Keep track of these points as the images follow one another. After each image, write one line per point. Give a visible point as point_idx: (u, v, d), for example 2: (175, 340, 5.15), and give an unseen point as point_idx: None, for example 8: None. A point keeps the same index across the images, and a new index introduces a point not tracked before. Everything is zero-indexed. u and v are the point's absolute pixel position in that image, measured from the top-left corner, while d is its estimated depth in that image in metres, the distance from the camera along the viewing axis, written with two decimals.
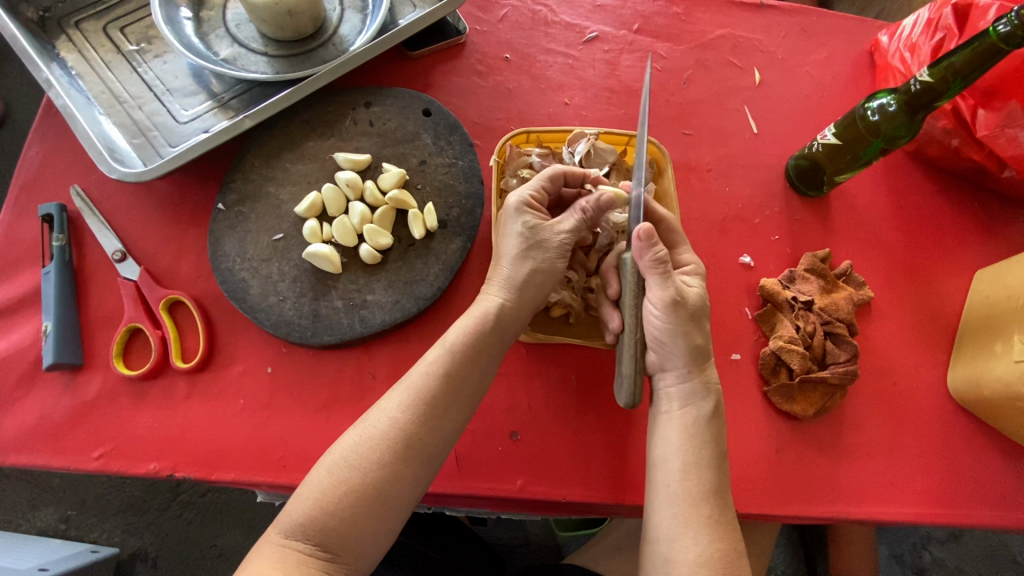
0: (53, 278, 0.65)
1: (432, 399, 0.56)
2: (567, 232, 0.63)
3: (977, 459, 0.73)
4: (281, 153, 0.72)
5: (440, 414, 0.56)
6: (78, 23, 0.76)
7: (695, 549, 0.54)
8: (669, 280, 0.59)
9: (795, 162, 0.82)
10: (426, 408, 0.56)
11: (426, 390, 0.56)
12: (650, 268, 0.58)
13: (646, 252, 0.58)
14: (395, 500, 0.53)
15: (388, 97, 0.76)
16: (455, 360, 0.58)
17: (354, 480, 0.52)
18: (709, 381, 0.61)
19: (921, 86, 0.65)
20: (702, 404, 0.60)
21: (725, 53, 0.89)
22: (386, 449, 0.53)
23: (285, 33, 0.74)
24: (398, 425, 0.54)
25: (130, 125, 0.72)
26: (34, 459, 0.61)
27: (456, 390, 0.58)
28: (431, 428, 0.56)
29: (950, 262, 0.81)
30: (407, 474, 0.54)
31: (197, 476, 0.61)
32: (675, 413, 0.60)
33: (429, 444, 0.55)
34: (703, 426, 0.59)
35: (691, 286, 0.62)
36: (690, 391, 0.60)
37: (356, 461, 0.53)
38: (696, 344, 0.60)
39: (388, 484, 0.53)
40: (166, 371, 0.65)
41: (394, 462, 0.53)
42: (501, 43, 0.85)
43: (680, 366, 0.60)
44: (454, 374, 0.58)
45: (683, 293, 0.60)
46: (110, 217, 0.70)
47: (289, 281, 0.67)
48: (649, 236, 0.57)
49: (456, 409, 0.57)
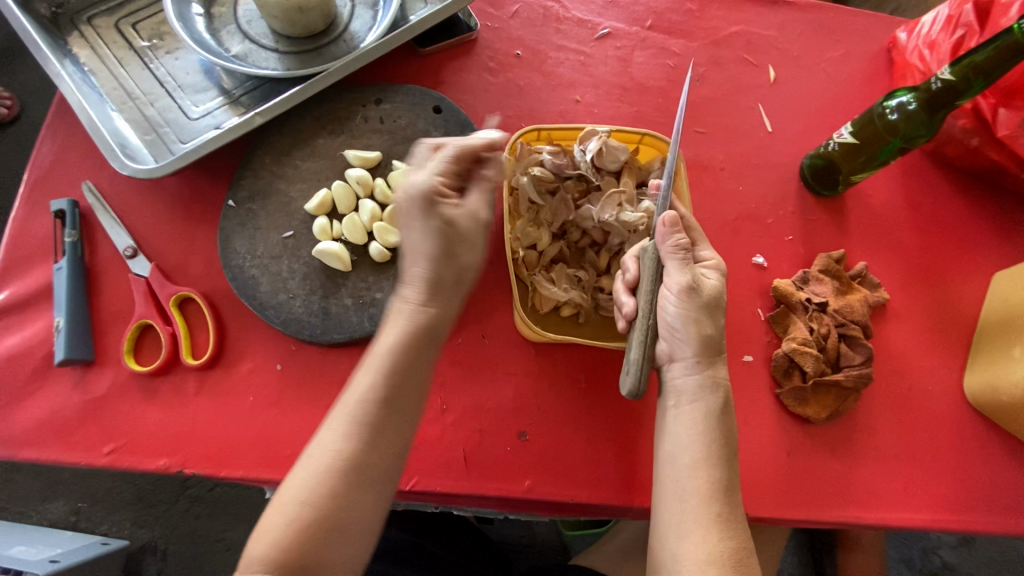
0: (65, 273, 0.66)
1: (380, 390, 0.54)
2: (479, 212, 0.61)
3: (994, 465, 0.72)
4: (292, 151, 0.72)
5: (392, 402, 0.55)
6: (90, 19, 0.76)
7: (703, 548, 0.53)
8: (689, 266, 0.58)
9: (810, 161, 0.81)
10: (375, 400, 0.54)
11: (374, 384, 0.54)
12: (672, 253, 0.59)
13: (669, 237, 0.58)
14: (366, 496, 0.52)
15: (399, 94, 0.75)
16: (395, 352, 0.56)
17: (320, 485, 0.51)
18: (718, 376, 0.60)
19: (942, 84, 0.64)
20: (712, 399, 0.59)
21: (739, 50, 0.88)
22: (349, 450, 0.52)
23: (297, 29, 0.74)
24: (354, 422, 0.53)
25: (142, 121, 0.72)
26: (46, 454, 0.62)
27: (406, 381, 0.56)
28: (382, 417, 0.54)
29: (967, 264, 0.80)
30: (373, 468, 0.53)
31: (207, 473, 0.61)
32: (684, 408, 0.59)
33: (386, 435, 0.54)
34: (713, 421, 0.58)
35: (709, 278, 0.61)
36: (699, 385, 0.59)
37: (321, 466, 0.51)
38: (708, 335, 0.59)
39: (355, 480, 0.52)
40: (176, 367, 0.65)
41: (355, 458, 0.52)
42: (512, 39, 0.84)
43: (689, 355, 0.59)
44: (401, 363, 0.56)
45: (700, 281, 0.59)
46: (122, 214, 0.70)
47: (299, 279, 0.66)
48: (674, 223, 0.59)
49: (411, 396, 0.56)
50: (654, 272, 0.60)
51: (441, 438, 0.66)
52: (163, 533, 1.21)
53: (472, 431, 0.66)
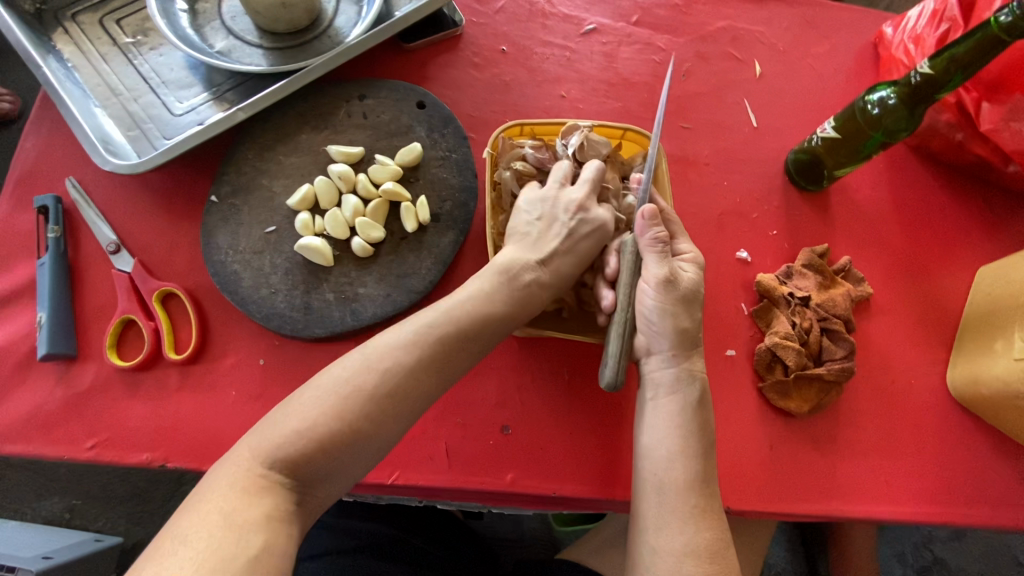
0: (48, 269, 0.66)
1: (439, 345, 0.53)
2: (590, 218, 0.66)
3: (977, 458, 0.72)
4: (274, 146, 0.72)
5: (444, 361, 0.53)
6: (74, 15, 0.76)
7: (680, 539, 0.53)
8: (666, 259, 0.59)
9: (795, 156, 0.81)
10: (430, 353, 0.52)
11: (435, 338, 0.53)
12: (650, 246, 0.59)
13: (648, 231, 0.59)
14: (379, 442, 0.49)
15: (382, 90, 0.75)
16: (477, 307, 0.56)
17: (343, 416, 0.47)
18: (694, 369, 0.60)
19: (921, 78, 0.63)
20: (689, 391, 0.59)
21: (725, 45, 0.88)
22: (386, 391, 0.49)
23: (280, 24, 0.74)
24: (402, 369, 0.51)
25: (125, 117, 0.72)
26: (29, 449, 0.62)
27: (455, 353, 0.54)
28: (434, 375, 0.53)
29: (951, 258, 0.80)
30: (400, 419, 0.50)
31: (189, 467, 0.62)
32: (661, 401, 0.59)
33: (426, 395, 0.52)
34: (689, 413, 0.58)
35: (686, 272, 0.62)
36: (676, 378, 0.59)
37: (352, 394, 0.48)
38: (685, 328, 0.59)
39: (381, 425, 0.49)
40: (159, 362, 0.65)
41: (393, 401, 0.50)
42: (497, 35, 0.84)
43: (666, 349, 0.60)
44: (470, 324, 0.55)
45: (677, 275, 0.60)
46: (105, 209, 0.70)
47: (281, 274, 0.67)
48: (654, 216, 0.59)
49: (434, 374, 0.53)
50: (632, 265, 0.60)
51: (423, 432, 0.66)
52: (156, 529, 1.22)
53: (455, 425, 0.67)
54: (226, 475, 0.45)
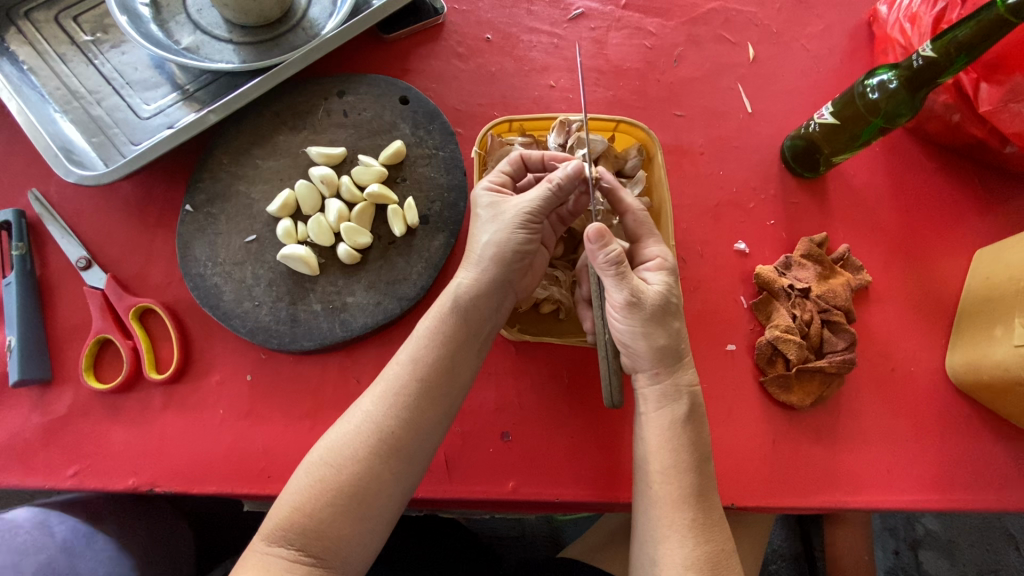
0: (14, 288, 0.62)
1: (410, 395, 0.54)
2: (528, 203, 0.57)
3: (977, 443, 0.72)
4: (251, 149, 0.68)
5: (421, 408, 0.54)
6: (28, 13, 0.71)
7: (681, 552, 0.52)
8: (626, 279, 0.55)
9: (791, 142, 0.79)
10: (401, 403, 0.53)
11: (403, 387, 0.54)
12: (605, 269, 0.55)
13: (599, 253, 0.54)
14: (377, 503, 0.51)
15: (363, 85, 0.71)
16: (436, 350, 0.56)
17: (332, 481, 0.50)
18: (681, 383, 0.58)
19: (923, 62, 0.61)
20: (676, 407, 0.57)
21: (717, 27, 0.85)
22: (367, 450, 0.52)
23: (250, 17, 0.69)
24: (375, 425, 0.52)
25: (89, 123, 0.67)
26: (9, 478, 0.59)
27: (429, 401, 0.54)
28: (408, 422, 0.53)
29: (948, 243, 0.79)
30: (388, 474, 0.52)
31: (179, 491, 0.59)
32: (651, 415, 0.58)
33: (413, 446, 0.53)
34: (679, 429, 0.56)
35: (652, 283, 0.58)
36: (662, 393, 0.58)
37: (337, 460, 0.51)
38: (661, 345, 0.57)
39: (367, 485, 0.51)
40: (140, 382, 0.62)
41: (373, 459, 0.51)
42: (481, 22, 0.80)
43: (648, 367, 0.58)
44: (435, 369, 0.55)
45: (642, 292, 0.56)
46: (73, 223, 0.67)
47: (264, 285, 0.64)
48: (602, 235, 0.54)
49: (414, 424, 0.53)
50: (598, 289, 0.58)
51: None
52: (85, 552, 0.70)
53: (453, 434, 0.65)
54: (251, 559, 0.49)
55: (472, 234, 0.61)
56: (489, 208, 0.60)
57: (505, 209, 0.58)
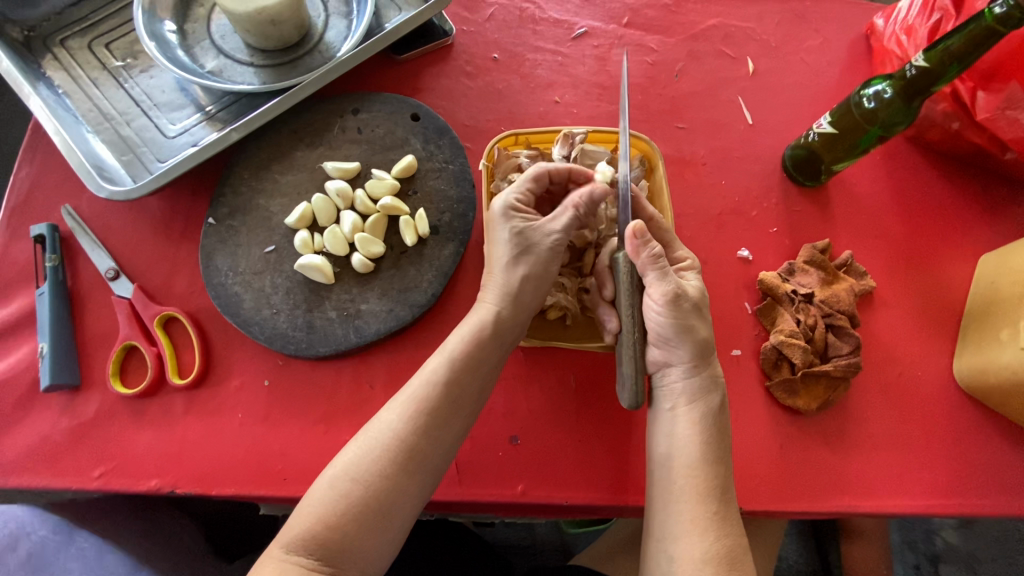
0: (48, 298, 0.66)
1: (434, 410, 0.56)
2: (559, 232, 0.61)
3: (988, 447, 0.72)
4: (270, 165, 0.72)
5: (440, 420, 0.56)
6: (63, 41, 0.76)
7: (700, 547, 0.53)
8: (668, 275, 0.57)
9: (791, 152, 0.81)
10: (422, 416, 0.55)
11: (428, 404, 0.56)
12: (649, 264, 0.57)
13: (643, 249, 0.57)
14: (398, 513, 0.53)
15: (376, 103, 0.75)
16: (455, 365, 0.58)
17: (355, 494, 0.52)
18: (715, 374, 0.60)
19: (917, 71, 0.63)
20: (709, 400, 0.59)
21: (717, 43, 0.88)
22: (391, 463, 0.53)
23: (270, 41, 0.73)
24: (401, 440, 0.54)
25: (119, 142, 0.71)
26: (37, 480, 0.62)
27: (452, 415, 0.57)
28: (431, 436, 0.55)
29: (952, 248, 0.80)
30: (408, 483, 0.53)
31: (198, 493, 0.61)
32: (680, 410, 0.59)
33: (433, 460, 0.55)
34: (710, 422, 0.58)
35: (689, 281, 0.62)
36: (698, 388, 0.58)
37: (362, 473, 0.53)
38: (701, 337, 0.58)
39: (391, 497, 0.53)
40: (163, 387, 0.65)
41: (398, 473, 0.53)
42: (488, 43, 0.84)
43: (686, 360, 0.58)
44: (455, 382, 0.57)
45: (683, 289, 0.58)
46: (103, 237, 0.70)
47: (282, 294, 0.66)
48: (643, 233, 0.56)
49: (439, 439, 0.56)
50: (630, 282, 0.58)
51: None
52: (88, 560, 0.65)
53: (463, 438, 0.66)
54: (271, 567, 0.50)
55: (494, 255, 0.63)
56: (517, 234, 0.61)
57: (535, 237, 0.61)
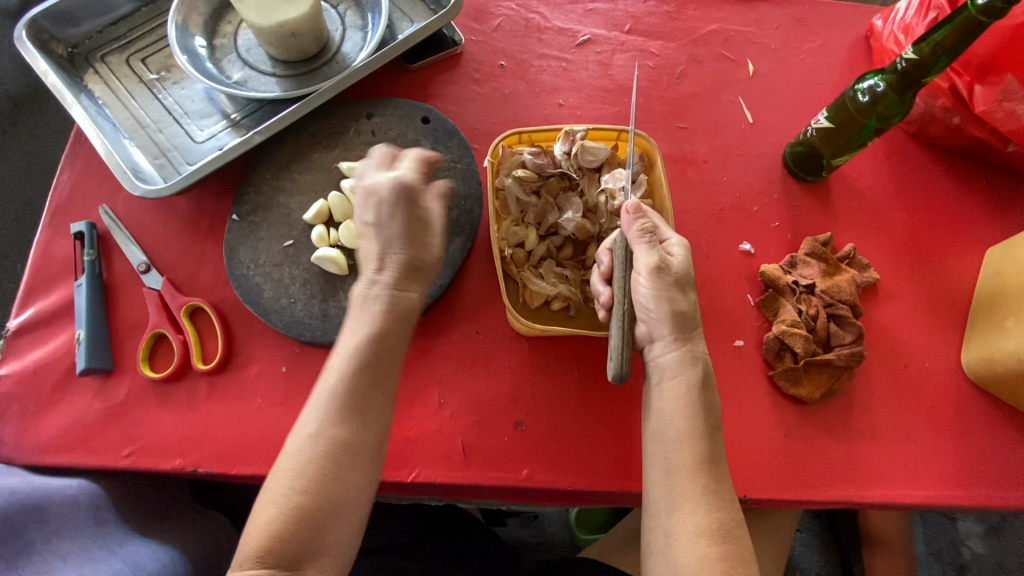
0: (85, 289, 0.70)
1: (353, 399, 0.56)
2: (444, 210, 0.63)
3: (998, 438, 0.72)
4: (290, 166, 0.76)
5: (366, 408, 0.57)
6: (104, 57, 0.83)
7: (693, 520, 0.54)
8: (656, 247, 0.61)
9: (792, 149, 0.83)
10: (351, 410, 0.56)
11: (342, 396, 0.56)
12: (638, 237, 0.61)
13: (634, 223, 0.62)
14: (349, 503, 0.54)
15: (389, 108, 0.79)
16: (355, 365, 0.57)
17: (302, 496, 0.52)
18: (696, 351, 0.61)
19: (908, 64, 0.65)
20: (692, 373, 0.60)
21: (717, 47, 0.91)
22: (329, 458, 0.54)
23: (292, 53, 0.79)
24: (332, 434, 0.54)
25: (153, 147, 0.77)
26: (70, 459, 0.65)
27: (375, 397, 0.57)
28: (361, 422, 0.56)
29: (956, 241, 0.81)
30: (353, 474, 0.55)
31: (219, 473, 0.64)
32: (666, 384, 0.60)
33: (369, 442, 0.56)
34: (695, 395, 0.59)
35: (675, 255, 0.63)
36: (679, 361, 0.60)
37: (300, 474, 0.53)
38: (682, 310, 0.60)
39: (335, 490, 0.53)
40: (188, 373, 0.69)
41: (336, 465, 0.54)
42: (496, 51, 0.88)
43: (667, 334, 0.60)
44: (356, 376, 0.57)
45: (668, 261, 0.61)
46: (135, 234, 0.75)
47: (300, 284, 0.70)
48: (638, 209, 0.63)
49: (372, 420, 0.57)
50: (624, 260, 0.62)
51: (440, 431, 0.68)
52: (94, 512, 0.65)
53: (470, 423, 0.68)
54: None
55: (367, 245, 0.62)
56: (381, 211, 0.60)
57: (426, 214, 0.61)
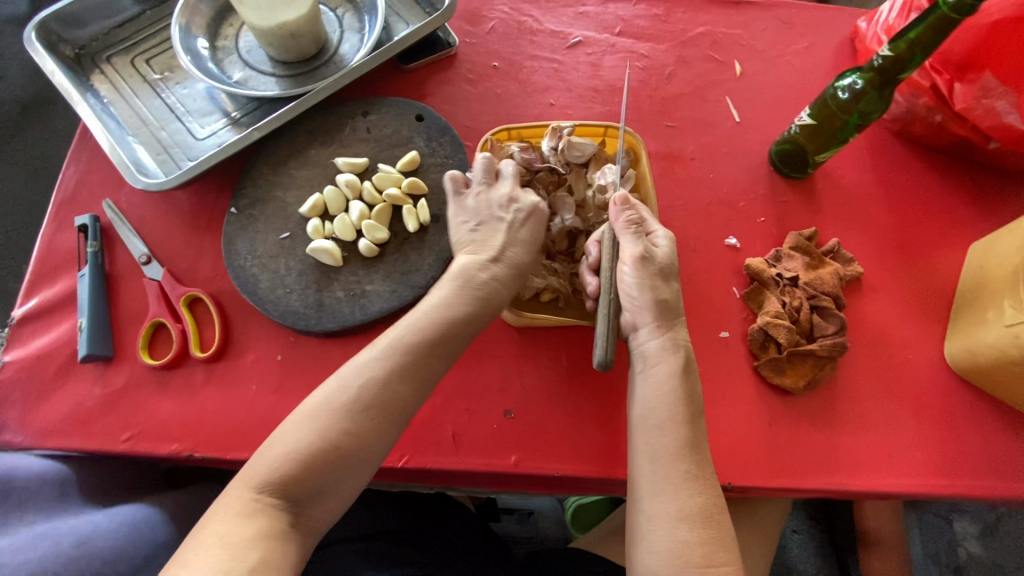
0: (87, 279, 0.73)
1: (409, 364, 0.57)
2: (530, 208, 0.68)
3: (981, 429, 0.73)
4: (287, 162, 0.79)
5: (417, 374, 0.58)
6: (109, 58, 0.86)
7: (675, 504, 0.55)
8: (641, 237, 0.63)
9: (778, 148, 0.84)
10: (405, 372, 0.57)
11: (401, 359, 0.57)
12: (625, 228, 0.64)
13: (621, 215, 0.65)
14: (365, 457, 0.54)
15: (384, 106, 0.82)
16: (425, 334, 0.59)
17: (328, 439, 0.52)
18: (678, 338, 0.63)
19: (883, 61, 0.68)
20: (674, 359, 0.61)
21: (705, 48, 0.93)
22: (365, 413, 0.54)
23: (291, 53, 0.81)
24: (378, 388, 0.55)
25: (155, 144, 0.80)
26: (69, 443, 0.67)
27: (430, 366, 0.59)
28: (411, 388, 0.57)
29: (939, 237, 0.82)
30: (381, 435, 0.55)
31: (214, 457, 0.66)
32: (650, 370, 0.62)
33: (407, 408, 0.57)
34: (677, 381, 0.60)
35: (660, 246, 0.65)
36: (661, 347, 0.62)
37: (332, 418, 0.53)
38: (664, 299, 0.62)
39: (359, 443, 0.54)
40: (186, 361, 0.71)
41: (371, 418, 0.54)
42: (489, 52, 0.91)
43: (651, 321, 0.62)
44: (429, 348, 0.58)
45: (653, 251, 0.63)
46: (137, 227, 0.78)
47: (295, 275, 0.72)
48: (625, 202, 0.65)
49: (419, 391, 0.58)
50: (610, 249, 0.63)
51: (431, 418, 0.70)
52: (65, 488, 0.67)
53: (460, 411, 0.70)
54: (226, 503, 0.50)
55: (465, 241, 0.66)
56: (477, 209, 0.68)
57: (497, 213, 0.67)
